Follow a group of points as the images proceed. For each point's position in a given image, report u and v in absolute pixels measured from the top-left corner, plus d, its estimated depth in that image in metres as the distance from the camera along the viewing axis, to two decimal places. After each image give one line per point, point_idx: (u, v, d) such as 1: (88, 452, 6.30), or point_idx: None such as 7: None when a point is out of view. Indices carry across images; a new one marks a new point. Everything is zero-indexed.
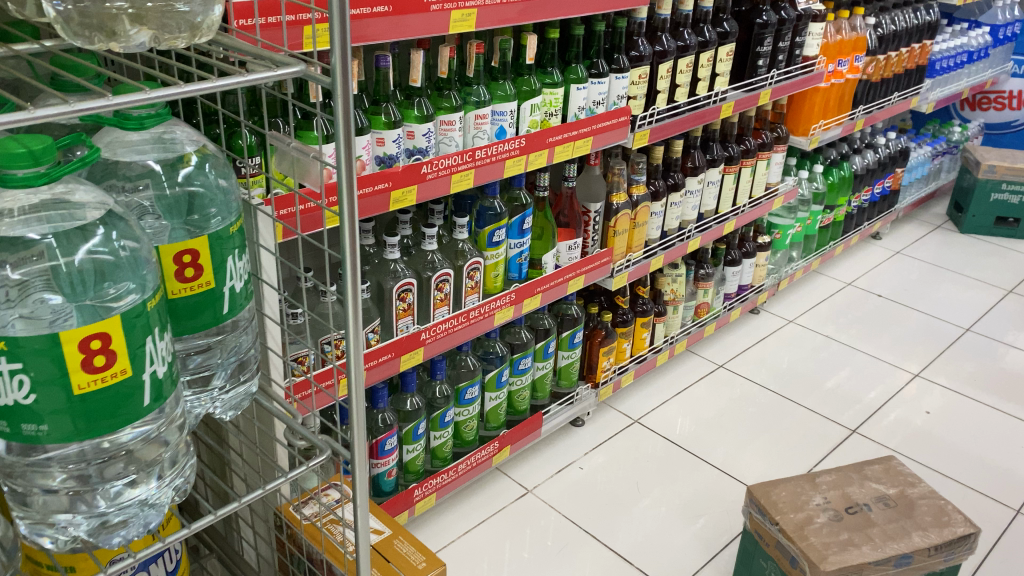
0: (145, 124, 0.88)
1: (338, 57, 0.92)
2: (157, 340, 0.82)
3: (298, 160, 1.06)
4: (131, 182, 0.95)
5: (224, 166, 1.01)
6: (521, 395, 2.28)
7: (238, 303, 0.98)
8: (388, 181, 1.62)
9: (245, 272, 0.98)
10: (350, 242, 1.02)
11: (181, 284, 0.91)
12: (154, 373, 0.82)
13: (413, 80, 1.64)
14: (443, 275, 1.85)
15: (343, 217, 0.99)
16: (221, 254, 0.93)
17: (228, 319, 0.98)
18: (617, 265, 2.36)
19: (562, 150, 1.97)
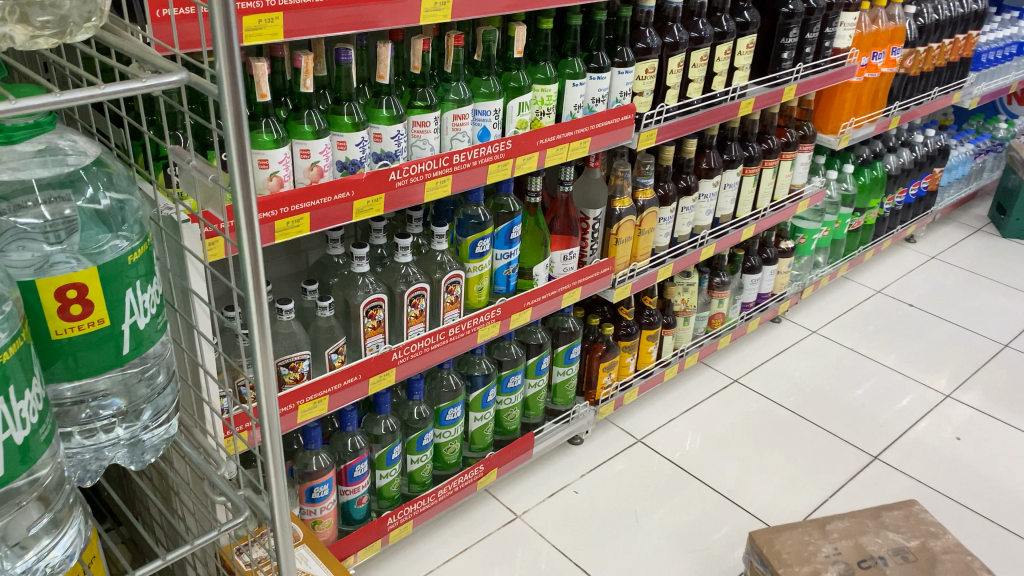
0: (17, 139, 0.67)
1: (223, 58, 0.75)
2: (15, 398, 0.66)
3: (199, 179, 0.88)
4: (8, 201, 0.75)
5: (122, 181, 0.84)
6: (510, 414, 2.11)
7: (145, 341, 0.79)
8: (350, 190, 1.45)
9: (152, 304, 0.80)
10: (256, 276, 0.84)
11: (66, 324, 0.72)
12: (14, 437, 0.67)
13: (381, 78, 1.46)
14: (419, 290, 1.68)
15: (242, 248, 0.82)
16: (118, 287, 0.74)
17: (132, 360, 0.78)
18: (619, 275, 2.17)
19: (556, 154, 1.79)
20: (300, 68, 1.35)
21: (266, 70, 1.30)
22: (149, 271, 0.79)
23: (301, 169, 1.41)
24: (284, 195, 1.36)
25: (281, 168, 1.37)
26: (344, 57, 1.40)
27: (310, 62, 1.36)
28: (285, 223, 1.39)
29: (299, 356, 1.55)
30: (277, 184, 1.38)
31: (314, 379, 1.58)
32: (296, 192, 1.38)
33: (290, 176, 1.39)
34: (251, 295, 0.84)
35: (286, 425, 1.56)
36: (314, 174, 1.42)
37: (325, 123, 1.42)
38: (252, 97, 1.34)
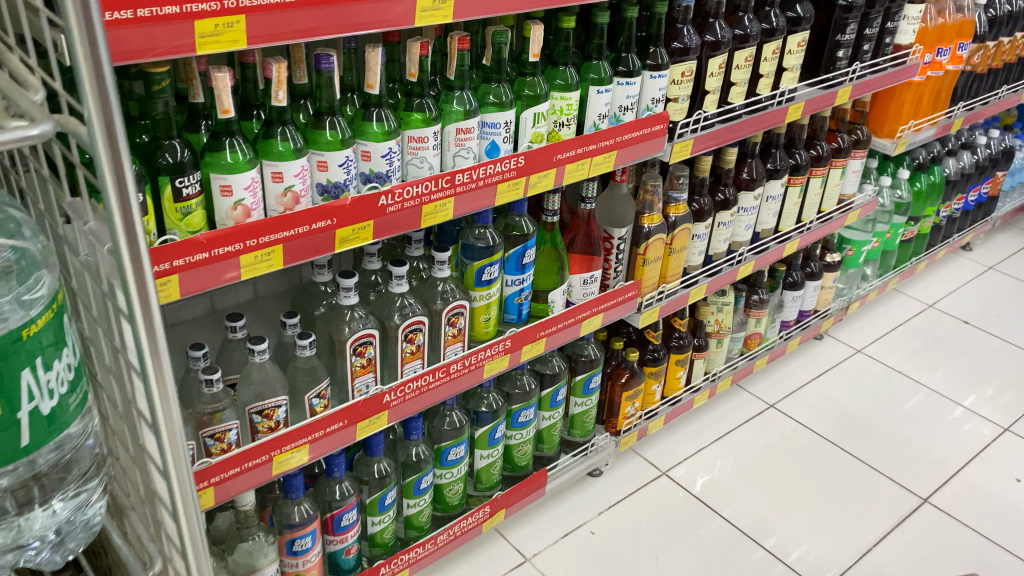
0: None
1: (89, 82, 0.51)
2: None
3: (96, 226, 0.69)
4: None
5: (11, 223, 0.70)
6: (521, 450, 1.92)
7: (45, 429, 0.66)
8: (332, 218, 1.26)
9: (61, 380, 0.67)
10: (157, 355, 0.61)
11: None
12: None
13: (371, 87, 1.25)
14: (415, 323, 1.49)
15: (134, 310, 0.59)
16: (4, 371, 0.60)
17: (32, 452, 0.66)
18: (646, 298, 1.96)
19: (574, 170, 1.58)
20: (271, 78, 1.14)
21: (229, 81, 1.11)
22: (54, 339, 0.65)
23: (273, 196, 1.22)
24: (251, 226, 1.17)
25: (248, 195, 1.17)
26: (325, 63, 1.19)
27: (284, 71, 1.15)
28: (253, 257, 1.20)
29: (275, 402, 1.37)
30: (244, 214, 1.18)
31: (292, 428, 1.40)
32: (266, 222, 1.19)
33: (260, 203, 1.20)
34: (153, 371, 0.62)
35: (259, 477, 1.39)
36: (289, 200, 1.22)
37: (302, 141, 1.22)
38: (213, 111, 1.14)
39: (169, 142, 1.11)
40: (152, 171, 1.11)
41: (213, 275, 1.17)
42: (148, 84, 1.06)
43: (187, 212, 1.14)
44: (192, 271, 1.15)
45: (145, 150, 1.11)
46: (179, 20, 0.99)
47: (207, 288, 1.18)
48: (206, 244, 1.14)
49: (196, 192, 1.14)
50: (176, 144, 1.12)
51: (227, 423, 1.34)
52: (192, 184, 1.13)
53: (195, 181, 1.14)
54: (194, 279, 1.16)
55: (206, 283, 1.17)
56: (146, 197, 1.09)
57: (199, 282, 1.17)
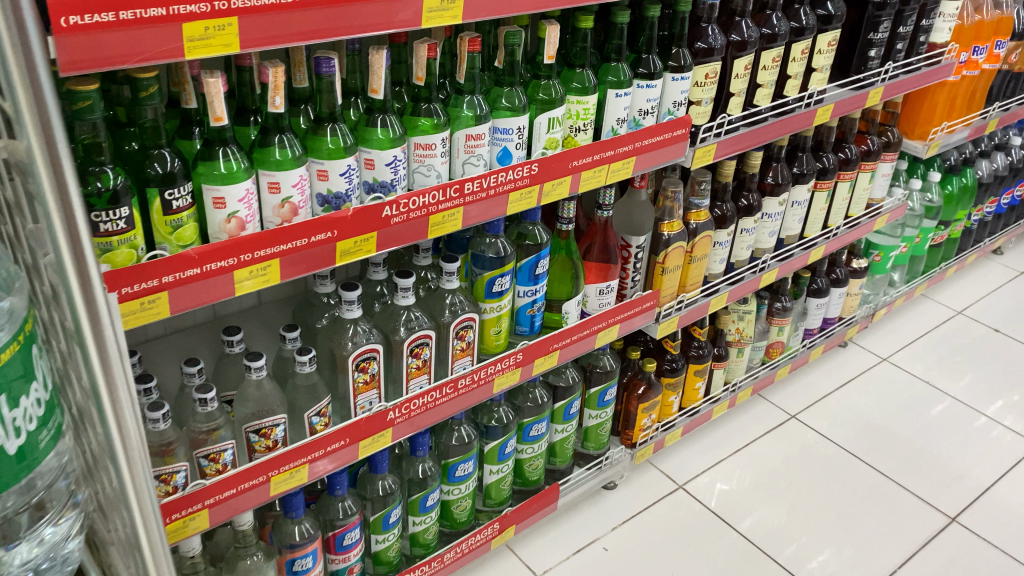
0: None
1: (23, 83, 0.54)
2: None
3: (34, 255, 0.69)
4: None
5: None
6: (533, 464, 1.85)
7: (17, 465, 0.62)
8: (332, 231, 1.19)
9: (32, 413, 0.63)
10: (108, 363, 0.61)
11: None
12: None
13: (374, 92, 1.18)
14: (421, 338, 1.42)
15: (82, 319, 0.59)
16: None
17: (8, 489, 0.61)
18: (664, 308, 1.88)
19: (590, 178, 1.50)
20: (268, 83, 1.08)
21: (222, 87, 1.04)
22: (22, 373, 0.61)
23: (270, 207, 1.15)
24: (245, 240, 1.11)
25: (242, 207, 1.10)
26: (326, 67, 1.11)
27: (281, 76, 1.08)
28: (248, 272, 1.14)
29: (273, 421, 1.31)
30: (238, 226, 1.12)
31: (291, 447, 1.34)
32: (262, 235, 1.12)
33: (256, 215, 1.13)
34: (104, 379, 0.62)
35: (256, 498, 1.33)
36: (287, 211, 1.16)
37: (301, 149, 1.16)
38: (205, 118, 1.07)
39: (159, 151, 1.05)
40: (140, 181, 1.04)
41: (205, 291, 1.11)
42: (135, 90, 1.00)
43: (177, 225, 1.07)
44: (183, 287, 1.09)
45: (133, 159, 1.05)
46: (165, 22, 0.92)
47: (199, 305, 1.12)
48: (197, 259, 1.08)
49: (188, 204, 1.08)
50: (166, 154, 1.05)
51: (223, 442, 1.28)
52: (183, 195, 1.07)
53: (186, 193, 1.07)
54: (185, 296, 1.09)
55: (198, 300, 1.11)
56: (132, 210, 1.02)
57: (190, 299, 1.10)
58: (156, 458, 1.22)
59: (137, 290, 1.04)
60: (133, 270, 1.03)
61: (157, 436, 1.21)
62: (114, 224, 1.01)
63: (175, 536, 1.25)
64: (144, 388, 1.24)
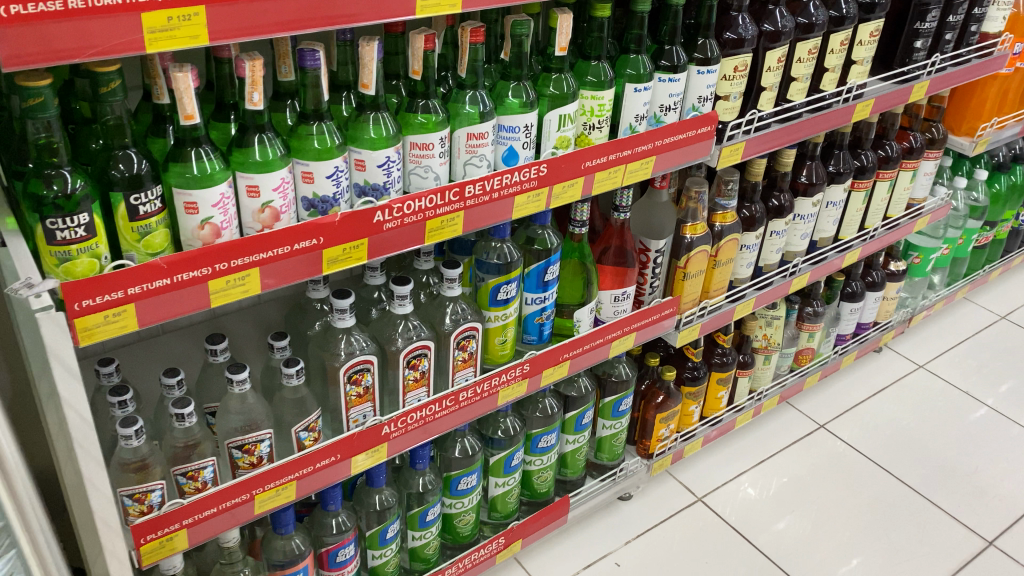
0: None
1: None
2: None
3: None
4: None
5: None
6: (542, 476, 1.75)
7: None
8: (318, 238, 1.10)
9: None
10: None
11: None
12: None
13: (366, 87, 1.08)
14: (419, 349, 1.33)
15: None
16: None
17: None
18: (685, 315, 1.77)
19: (605, 179, 1.39)
20: (245, 77, 0.98)
21: (194, 83, 0.95)
22: None
23: (249, 212, 1.06)
24: (220, 248, 1.02)
25: (217, 212, 1.01)
26: (310, 60, 1.02)
27: (260, 70, 0.99)
28: (224, 282, 1.05)
29: (257, 437, 1.23)
30: (214, 233, 1.03)
31: (277, 464, 1.26)
32: (239, 242, 1.03)
33: (233, 220, 1.04)
34: None
35: (239, 517, 1.25)
36: (268, 217, 1.07)
37: (284, 149, 1.06)
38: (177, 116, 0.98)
39: (124, 151, 0.96)
40: (104, 184, 0.96)
41: (177, 303, 1.02)
42: (96, 86, 0.91)
43: (146, 231, 0.99)
44: (152, 299, 1.00)
45: (96, 159, 0.96)
46: (122, 12, 0.83)
47: (171, 318, 1.03)
48: (167, 269, 0.99)
49: (158, 209, 0.99)
50: (133, 154, 0.96)
51: (203, 460, 1.19)
52: (152, 200, 0.98)
53: (155, 197, 0.98)
54: (156, 308, 1.01)
55: (169, 312, 1.03)
56: (95, 216, 0.94)
57: (161, 311, 1.02)
58: (130, 476, 1.15)
59: (100, 303, 0.96)
60: (94, 281, 0.95)
61: (130, 452, 1.13)
62: (73, 232, 0.92)
63: (150, 557, 1.18)
64: (118, 400, 1.15)
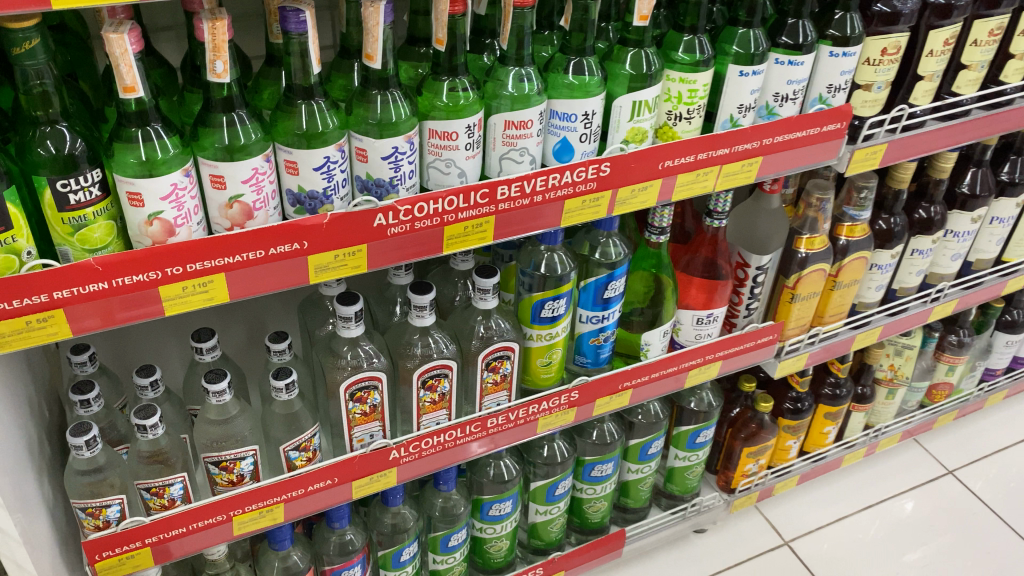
0: None
1: None
2: None
3: None
4: None
5: None
6: (595, 506, 1.52)
7: None
8: (300, 242, 0.90)
9: None
10: None
11: None
12: None
13: (369, 58, 0.85)
14: (438, 368, 1.12)
15: None
16: None
17: None
18: (790, 343, 1.46)
19: (689, 184, 1.11)
20: (204, 42, 0.77)
21: (133, 47, 0.75)
22: None
23: (215, 206, 0.86)
24: (170, 251, 0.83)
25: (169, 207, 0.82)
26: (294, 23, 0.79)
27: (222, 33, 0.77)
28: (182, 289, 0.87)
29: (237, 454, 1.06)
30: (166, 230, 0.84)
31: (261, 484, 1.09)
32: (196, 244, 0.84)
33: (192, 216, 0.85)
34: None
35: (216, 537, 1.10)
36: (238, 213, 0.87)
37: (261, 132, 0.86)
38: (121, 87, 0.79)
39: (54, 126, 0.78)
40: (27, 167, 0.78)
41: (120, 309, 0.85)
42: (7, 45, 0.73)
43: (80, 224, 0.81)
44: (88, 304, 0.83)
45: (20, 133, 0.79)
46: None
47: (116, 325, 0.86)
48: (103, 271, 0.82)
49: (97, 197, 0.81)
50: (65, 131, 0.78)
51: (172, 475, 1.04)
52: (89, 185, 0.80)
53: (93, 182, 0.80)
54: (94, 314, 0.84)
55: (113, 318, 0.86)
56: (13, 203, 0.77)
57: (101, 318, 0.85)
58: (82, 486, 1.00)
59: (19, 307, 0.80)
60: (8, 282, 0.78)
61: (82, 463, 0.98)
62: None
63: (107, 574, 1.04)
64: (81, 399, 1.01)
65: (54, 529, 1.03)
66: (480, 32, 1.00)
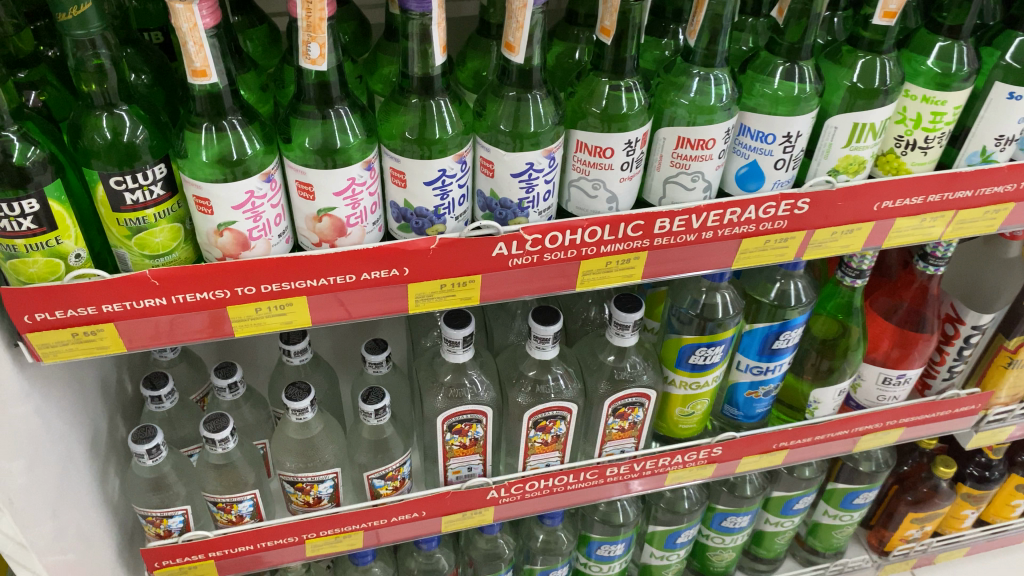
0: None
1: None
2: None
3: None
4: None
5: None
6: (721, 556, 1.32)
7: None
8: (399, 268, 0.72)
9: None
10: None
11: None
12: None
13: (511, 50, 0.65)
14: (555, 411, 0.94)
15: None
16: None
17: None
18: (996, 414, 1.17)
19: (908, 229, 0.85)
20: (297, 19, 0.59)
21: (206, 21, 0.58)
22: None
23: (302, 217, 0.70)
24: (239, 270, 0.68)
25: (243, 217, 0.67)
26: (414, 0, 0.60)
27: (323, 11, 0.59)
28: (255, 310, 0.72)
29: (315, 477, 0.92)
30: (239, 243, 0.68)
31: (341, 510, 0.95)
32: (270, 264, 0.68)
33: (272, 227, 0.69)
34: None
35: (287, 556, 0.97)
36: (328, 228, 0.70)
37: (364, 130, 0.68)
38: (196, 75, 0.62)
39: (111, 110, 0.63)
40: (79, 156, 0.64)
41: (182, 327, 0.71)
42: (53, 9, 0.57)
43: (139, 226, 0.66)
44: (144, 320, 0.70)
45: (73, 113, 0.64)
46: None
47: (178, 342, 0.73)
48: (159, 286, 0.67)
49: (161, 196, 0.66)
50: (124, 116, 0.64)
51: (241, 492, 0.92)
52: (151, 183, 0.65)
53: (156, 179, 0.65)
54: (151, 331, 0.71)
55: (175, 335, 0.72)
56: (55, 201, 0.63)
57: (161, 335, 0.71)
58: (145, 494, 0.90)
59: (64, 318, 0.67)
60: (48, 291, 0.65)
61: (145, 470, 0.88)
62: (16, 224, 0.62)
63: None
64: (152, 394, 0.89)
65: (118, 526, 0.94)
66: (661, 14, 0.78)
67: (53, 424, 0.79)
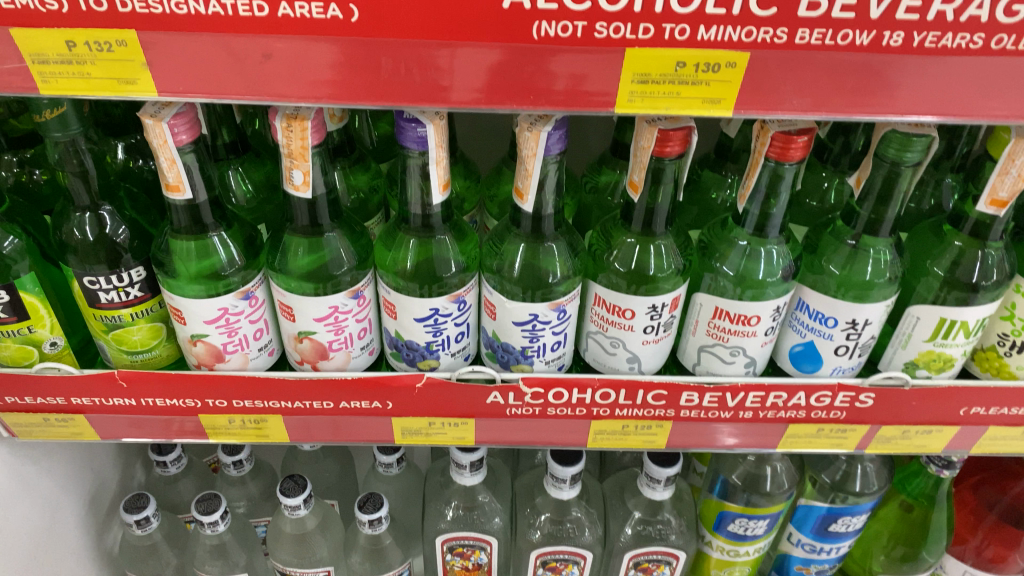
0: None
1: None
2: None
3: None
4: None
5: None
6: None
7: None
8: (382, 401, 0.66)
9: None
10: None
11: None
12: None
13: (521, 196, 0.58)
14: (567, 555, 0.85)
15: None
16: None
17: None
18: None
19: (1006, 440, 0.70)
20: (278, 145, 0.54)
21: (179, 138, 0.53)
22: None
23: (286, 334, 0.64)
24: (207, 383, 0.63)
25: (216, 331, 0.62)
26: (408, 139, 0.53)
27: (304, 142, 0.53)
28: (227, 420, 0.67)
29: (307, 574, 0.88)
30: (213, 355, 0.63)
31: None
32: (240, 381, 0.63)
33: (250, 342, 0.64)
34: None
35: None
36: (310, 350, 0.64)
37: (356, 256, 0.62)
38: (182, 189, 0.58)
39: (94, 211, 0.61)
40: (59, 249, 0.61)
41: (152, 426, 0.68)
42: (31, 110, 0.55)
43: (114, 324, 0.63)
44: (114, 415, 0.67)
45: (58, 206, 0.62)
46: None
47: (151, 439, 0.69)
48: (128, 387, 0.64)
49: (139, 297, 0.63)
50: (107, 216, 0.61)
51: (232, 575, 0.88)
52: (127, 285, 0.61)
53: (134, 281, 0.62)
54: (123, 425, 0.68)
55: (145, 432, 0.69)
56: (29, 293, 0.60)
57: (132, 431, 0.68)
58: (134, 558, 0.88)
59: (34, 404, 0.65)
60: (15, 380, 0.63)
61: (136, 537, 0.86)
62: None
63: None
64: (158, 459, 0.87)
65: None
66: None
67: (40, 485, 0.78)
